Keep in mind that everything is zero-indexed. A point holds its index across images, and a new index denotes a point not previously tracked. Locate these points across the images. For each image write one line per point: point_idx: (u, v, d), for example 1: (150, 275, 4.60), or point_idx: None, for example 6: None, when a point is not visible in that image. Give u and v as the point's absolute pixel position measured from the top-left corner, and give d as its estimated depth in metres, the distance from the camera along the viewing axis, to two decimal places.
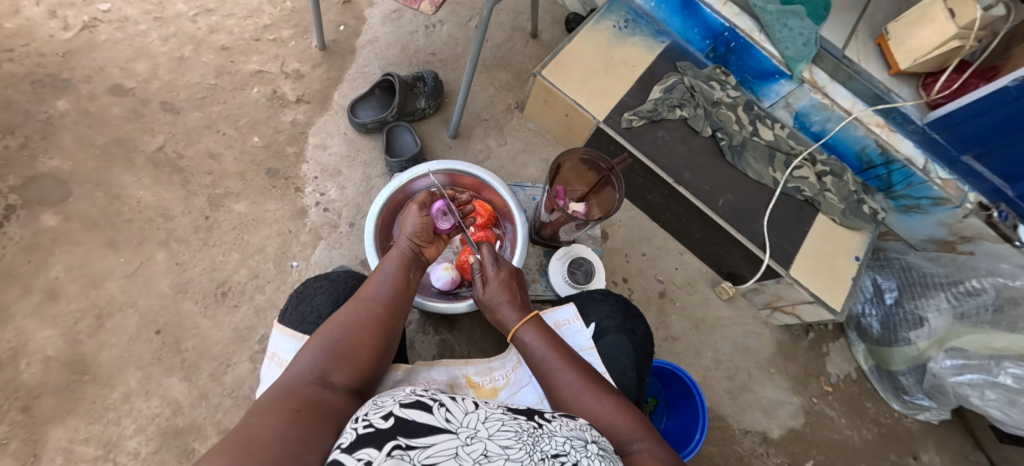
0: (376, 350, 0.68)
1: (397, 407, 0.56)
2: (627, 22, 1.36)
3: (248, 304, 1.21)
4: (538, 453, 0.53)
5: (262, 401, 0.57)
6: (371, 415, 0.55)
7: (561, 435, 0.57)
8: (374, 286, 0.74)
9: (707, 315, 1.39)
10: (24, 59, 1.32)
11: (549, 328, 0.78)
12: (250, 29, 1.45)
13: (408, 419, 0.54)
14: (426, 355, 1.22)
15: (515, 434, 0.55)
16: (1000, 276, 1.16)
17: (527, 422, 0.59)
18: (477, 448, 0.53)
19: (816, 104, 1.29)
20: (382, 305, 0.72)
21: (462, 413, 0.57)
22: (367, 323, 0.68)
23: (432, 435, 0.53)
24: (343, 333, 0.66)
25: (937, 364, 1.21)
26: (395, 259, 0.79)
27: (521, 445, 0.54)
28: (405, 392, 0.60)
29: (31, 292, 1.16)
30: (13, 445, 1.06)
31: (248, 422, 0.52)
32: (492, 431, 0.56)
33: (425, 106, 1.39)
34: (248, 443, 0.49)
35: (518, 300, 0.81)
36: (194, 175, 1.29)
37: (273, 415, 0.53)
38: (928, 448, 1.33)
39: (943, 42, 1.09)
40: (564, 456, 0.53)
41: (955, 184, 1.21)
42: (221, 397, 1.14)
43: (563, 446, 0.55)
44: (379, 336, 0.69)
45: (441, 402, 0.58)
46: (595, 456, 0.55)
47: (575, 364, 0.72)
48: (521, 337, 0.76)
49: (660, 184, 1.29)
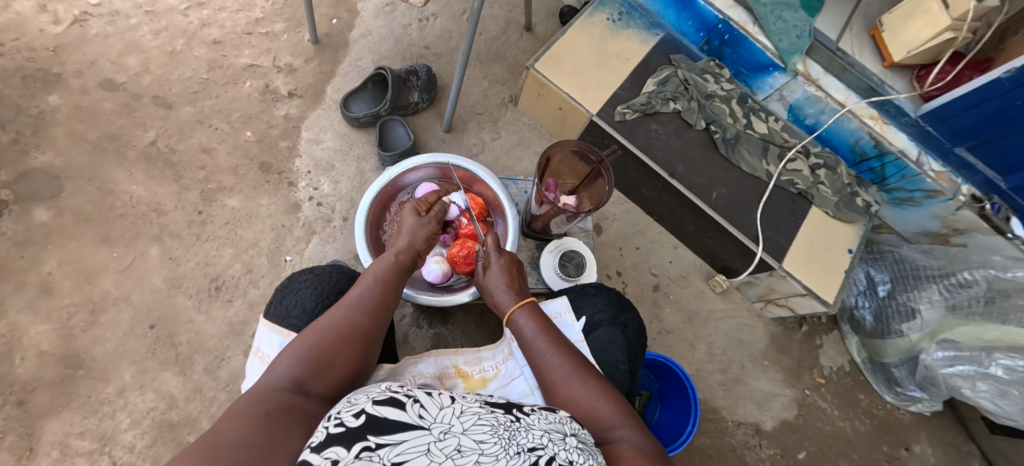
0: (352, 354, 0.66)
1: (370, 404, 0.56)
2: (621, 14, 1.35)
3: (242, 299, 1.21)
4: (513, 447, 0.54)
5: (236, 404, 0.56)
6: (343, 413, 0.55)
7: (538, 428, 0.58)
8: (357, 292, 0.72)
9: (700, 309, 1.40)
10: (14, 53, 1.31)
11: (543, 315, 0.79)
12: (242, 23, 1.44)
13: (379, 416, 0.54)
14: (420, 348, 1.22)
15: (491, 428, 0.56)
16: (991, 268, 1.16)
17: (504, 415, 0.59)
18: (450, 443, 0.53)
19: (810, 97, 1.29)
20: (363, 312, 0.70)
21: (437, 409, 0.57)
22: (344, 331, 0.67)
23: (404, 432, 0.53)
24: (319, 340, 0.65)
25: (929, 356, 1.21)
26: (385, 263, 0.78)
27: (496, 439, 0.54)
28: (380, 388, 0.60)
29: (25, 287, 1.16)
30: (10, 439, 1.06)
31: (218, 425, 0.51)
32: (467, 425, 0.56)
33: (418, 100, 1.38)
34: (215, 445, 0.48)
35: (518, 287, 0.83)
36: (187, 170, 1.29)
37: (244, 419, 0.53)
38: (920, 439, 1.34)
39: (937, 33, 1.09)
40: (540, 450, 0.54)
41: (948, 177, 1.21)
42: (216, 391, 1.14)
43: (540, 439, 0.55)
44: (354, 340, 0.67)
45: (415, 397, 0.58)
46: (573, 448, 0.56)
47: (563, 348, 0.73)
48: (515, 319, 0.78)
49: (653, 178, 1.29)
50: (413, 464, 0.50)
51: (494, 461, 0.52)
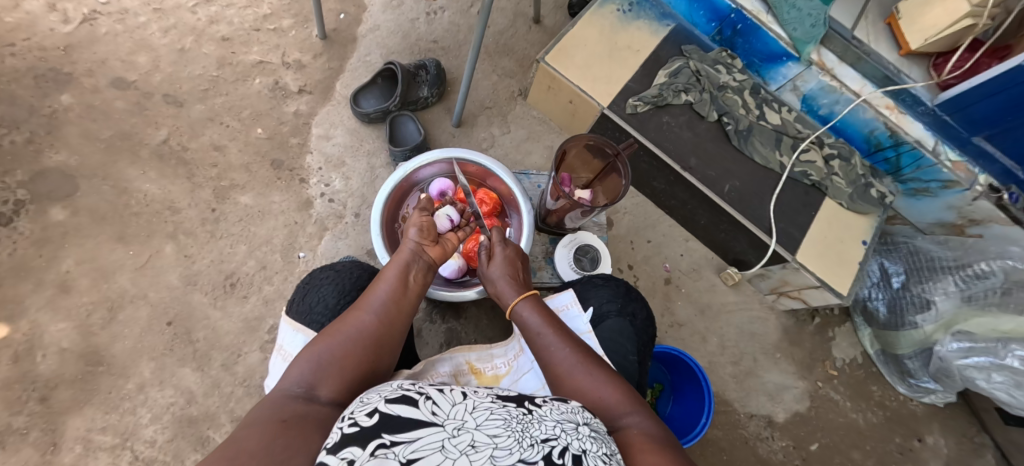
0: (365, 363, 0.66)
1: (382, 403, 0.56)
2: (631, 5, 1.33)
3: (257, 296, 1.22)
4: (527, 439, 0.54)
5: (254, 411, 0.57)
6: (357, 413, 0.56)
7: (550, 419, 0.58)
8: (373, 299, 0.72)
9: (712, 302, 1.40)
10: (26, 53, 1.32)
11: (547, 308, 0.80)
12: (250, 19, 1.44)
13: (392, 415, 0.54)
14: (434, 343, 1.23)
15: (504, 422, 0.56)
16: (1009, 259, 1.15)
17: (516, 408, 0.60)
18: (464, 439, 0.53)
19: (824, 87, 1.27)
20: (381, 322, 0.70)
21: (449, 405, 0.58)
22: (358, 337, 0.67)
23: (418, 429, 0.53)
24: (335, 346, 0.65)
25: (944, 347, 1.20)
26: (396, 267, 0.76)
27: (510, 433, 0.55)
28: (391, 387, 0.60)
29: (44, 285, 1.17)
30: (34, 434, 1.08)
31: (236, 433, 0.52)
32: (479, 421, 0.56)
33: (428, 95, 1.38)
34: (237, 453, 0.49)
35: (519, 280, 0.83)
36: (199, 168, 1.29)
37: (263, 427, 0.54)
38: (933, 431, 1.34)
39: (955, 21, 1.07)
40: (554, 441, 0.54)
41: (965, 167, 1.19)
42: (234, 387, 1.16)
43: (553, 430, 0.56)
44: (367, 350, 0.67)
45: (427, 395, 0.58)
46: (586, 438, 0.57)
47: (568, 340, 0.74)
48: (518, 309, 0.79)
49: (665, 171, 1.28)
50: (428, 461, 0.50)
51: (508, 455, 0.52)
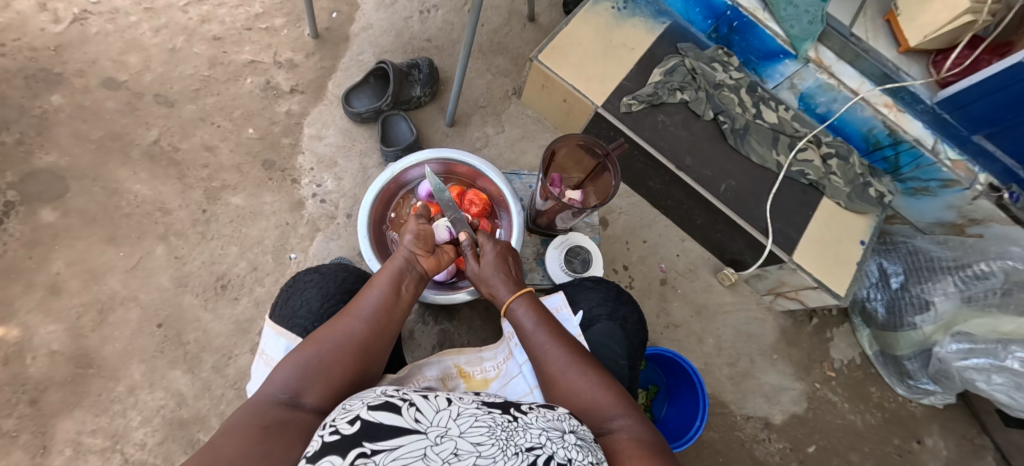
0: (350, 371, 0.65)
1: (364, 410, 0.55)
2: (625, 3, 1.31)
3: (248, 297, 1.21)
4: (512, 447, 0.53)
5: (233, 417, 0.56)
6: (338, 420, 0.54)
7: (536, 427, 0.57)
8: (363, 305, 0.71)
9: (708, 302, 1.38)
10: (17, 53, 1.31)
11: (542, 305, 0.78)
12: (242, 18, 1.43)
13: (374, 422, 0.53)
14: (426, 345, 1.22)
15: (488, 430, 0.55)
16: (1009, 259, 1.13)
17: (501, 416, 0.58)
18: (447, 447, 0.52)
19: (822, 85, 1.26)
20: (369, 328, 0.69)
21: (433, 412, 0.57)
22: (345, 345, 0.66)
23: (399, 437, 0.52)
24: (320, 352, 0.64)
25: (943, 349, 1.18)
26: (389, 273, 0.75)
27: (494, 441, 0.54)
28: (375, 393, 0.59)
29: (34, 287, 1.17)
30: (24, 437, 1.08)
31: (214, 440, 0.51)
32: (463, 428, 0.55)
33: (420, 94, 1.37)
34: (214, 460, 0.48)
35: (512, 277, 0.81)
36: (191, 169, 1.28)
37: (243, 433, 0.53)
38: (933, 432, 1.32)
39: (955, 16, 1.04)
40: (538, 449, 0.53)
41: (965, 166, 1.17)
42: (224, 389, 1.15)
43: (538, 438, 0.55)
44: (353, 359, 0.66)
45: (411, 402, 0.57)
46: (572, 446, 0.55)
47: (563, 339, 0.72)
48: (512, 307, 0.77)
49: (660, 170, 1.26)
50: None
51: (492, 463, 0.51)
